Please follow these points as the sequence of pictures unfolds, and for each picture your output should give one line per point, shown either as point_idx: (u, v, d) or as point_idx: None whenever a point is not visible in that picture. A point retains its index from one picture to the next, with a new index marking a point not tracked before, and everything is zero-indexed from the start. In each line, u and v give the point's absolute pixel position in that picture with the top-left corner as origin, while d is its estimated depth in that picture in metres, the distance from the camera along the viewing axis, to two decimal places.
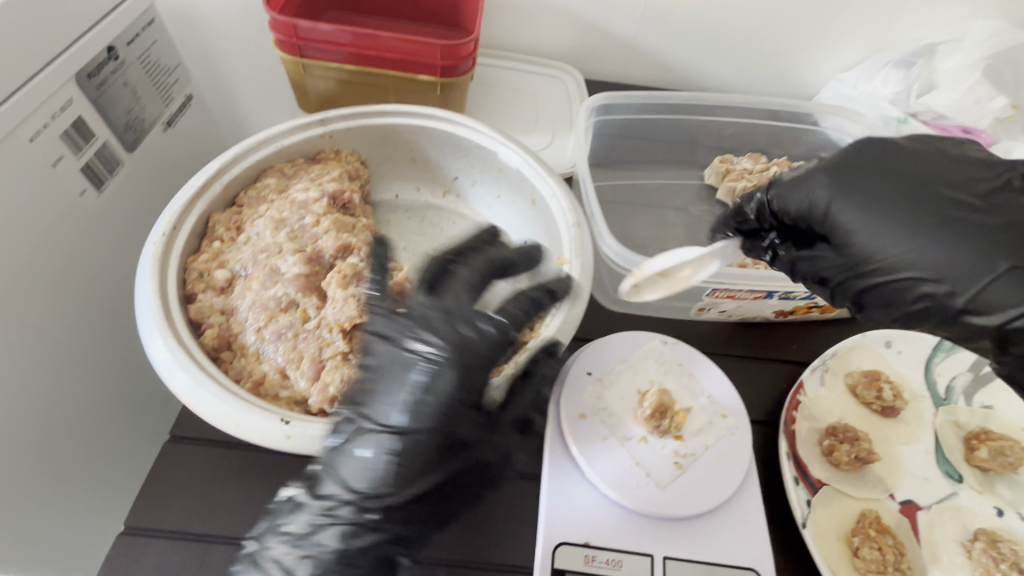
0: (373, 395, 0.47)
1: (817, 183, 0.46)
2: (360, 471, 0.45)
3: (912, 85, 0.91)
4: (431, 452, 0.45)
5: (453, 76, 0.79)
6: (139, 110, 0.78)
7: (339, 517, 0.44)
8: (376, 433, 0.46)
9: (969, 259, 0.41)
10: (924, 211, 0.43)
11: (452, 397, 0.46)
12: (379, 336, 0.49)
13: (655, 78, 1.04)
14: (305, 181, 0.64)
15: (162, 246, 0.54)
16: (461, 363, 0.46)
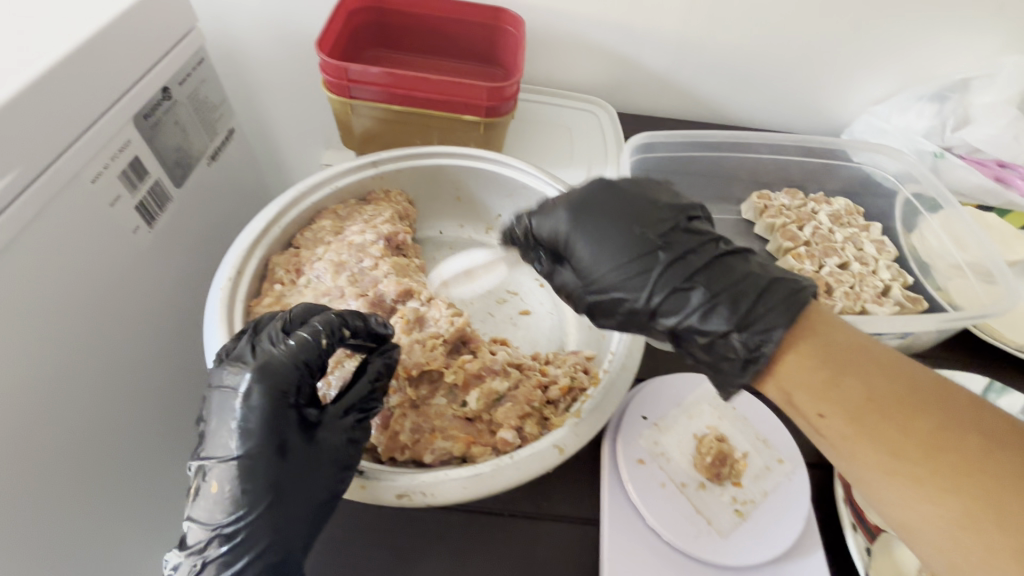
0: (204, 437, 0.41)
1: (564, 208, 0.48)
2: (215, 506, 0.39)
3: (946, 119, 0.93)
4: (271, 457, 0.40)
5: (496, 116, 0.80)
6: (186, 146, 0.81)
7: (217, 554, 0.39)
8: (217, 466, 0.40)
9: (660, 287, 0.44)
10: (641, 241, 0.45)
11: (272, 401, 0.40)
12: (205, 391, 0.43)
13: (686, 111, 1.05)
14: (360, 223, 0.66)
15: (228, 290, 0.56)
16: (262, 374, 0.40)
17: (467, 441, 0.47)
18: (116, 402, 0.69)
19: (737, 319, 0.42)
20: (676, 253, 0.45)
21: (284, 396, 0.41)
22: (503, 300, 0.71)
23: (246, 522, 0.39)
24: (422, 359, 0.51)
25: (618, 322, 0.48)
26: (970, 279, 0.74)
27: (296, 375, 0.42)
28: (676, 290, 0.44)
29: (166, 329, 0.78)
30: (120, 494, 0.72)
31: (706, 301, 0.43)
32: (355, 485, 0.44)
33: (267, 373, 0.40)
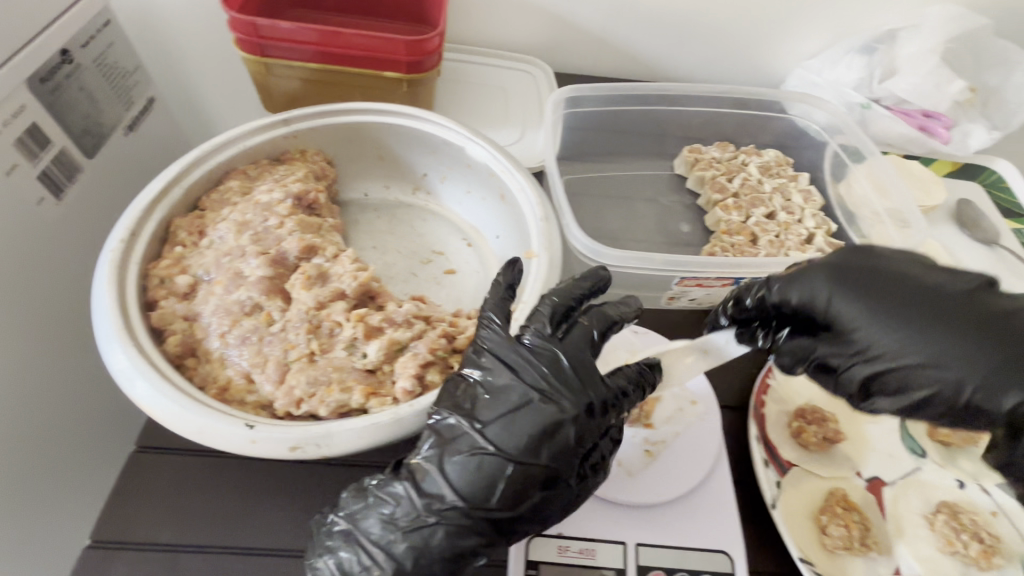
0: (485, 410, 0.43)
1: (815, 278, 0.46)
2: (456, 479, 0.41)
3: (874, 70, 0.91)
4: (536, 478, 0.41)
5: (419, 72, 0.76)
6: (97, 114, 0.72)
7: (416, 511, 0.41)
8: (485, 455, 0.41)
9: (940, 345, 0.41)
10: (900, 302, 0.43)
11: (566, 427, 0.42)
12: (501, 360, 0.45)
13: (625, 69, 1.01)
14: (270, 183, 0.63)
15: (120, 252, 0.53)
16: (590, 412, 0.43)
17: (366, 392, 0.47)
18: (31, 400, 0.63)
19: (1005, 377, 0.39)
20: (997, 306, 0.42)
21: (566, 440, 0.42)
22: (428, 261, 0.71)
23: (461, 511, 0.41)
24: (329, 297, 0.51)
25: (889, 395, 0.43)
26: (885, 224, 0.75)
27: (597, 426, 0.43)
28: (969, 329, 0.41)
29: (90, 318, 0.72)
30: (54, 490, 0.66)
31: (984, 365, 0.39)
32: (246, 440, 0.43)
33: (586, 409, 0.43)
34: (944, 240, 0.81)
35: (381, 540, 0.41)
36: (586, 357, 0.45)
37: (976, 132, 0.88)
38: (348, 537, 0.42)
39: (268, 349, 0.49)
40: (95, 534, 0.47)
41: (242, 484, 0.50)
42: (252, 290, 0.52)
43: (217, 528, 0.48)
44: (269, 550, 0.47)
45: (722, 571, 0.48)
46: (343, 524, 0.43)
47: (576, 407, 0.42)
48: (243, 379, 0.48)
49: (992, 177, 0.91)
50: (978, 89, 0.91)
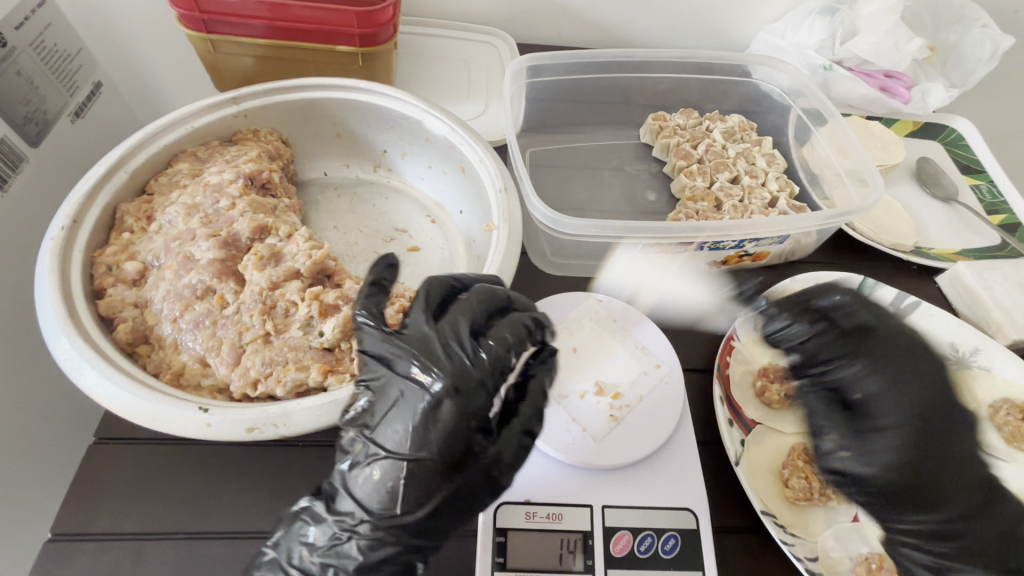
0: (374, 413, 0.41)
1: (896, 358, 0.52)
2: (371, 492, 0.39)
3: (836, 31, 0.89)
4: (432, 471, 0.39)
5: (374, 45, 0.73)
6: (38, 100, 0.67)
7: (331, 531, 0.40)
8: (377, 458, 0.39)
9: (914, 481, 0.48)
10: (928, 432, 0.49)
11: (452, 420, 0.39)
12: (377, 358, 0.42)
13: (588, 37, 0.98)
14: (220, 163, 0.61)
15: (61, 241, 0.50)
16: (464, 388, 0.40)
17: (323, 370, 0.47)
18: None
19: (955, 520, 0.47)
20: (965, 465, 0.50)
21: (444, 423, 0.39)
22: (391, 239, 0.70)
23: (371, 523, 0.39)
24: (279, 278, 0.51)
25: (837, 469, 0.51)
26: (846, 184, 0.76)
27: (484, 398, 0.40)
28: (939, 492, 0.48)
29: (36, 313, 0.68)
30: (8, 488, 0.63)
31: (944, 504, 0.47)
32: (199, 424, 0.42)
33: (456, 386, 0.40)
34: (904, 199, 0.82)
35: (303, 565, 0.40)
36: (459, 333, 0.41)
37: (934, 91, 0.89)
38: (278, 566, 0.41)
39: (221, 332, 0.49)
40: (54, 528, 0.47)
41: (206, 469, 0.50)
42: (203, 274, 0.51)
43: (181, 515, 0.47)
44: (238, 532, 0.47)
45: (688, 527, 0.49)
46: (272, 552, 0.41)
47: (447, 386, 0.39)
48: (197, 363, 0.48)
49: (952, 135, 0.92)
50: (936, 48, 0.91)
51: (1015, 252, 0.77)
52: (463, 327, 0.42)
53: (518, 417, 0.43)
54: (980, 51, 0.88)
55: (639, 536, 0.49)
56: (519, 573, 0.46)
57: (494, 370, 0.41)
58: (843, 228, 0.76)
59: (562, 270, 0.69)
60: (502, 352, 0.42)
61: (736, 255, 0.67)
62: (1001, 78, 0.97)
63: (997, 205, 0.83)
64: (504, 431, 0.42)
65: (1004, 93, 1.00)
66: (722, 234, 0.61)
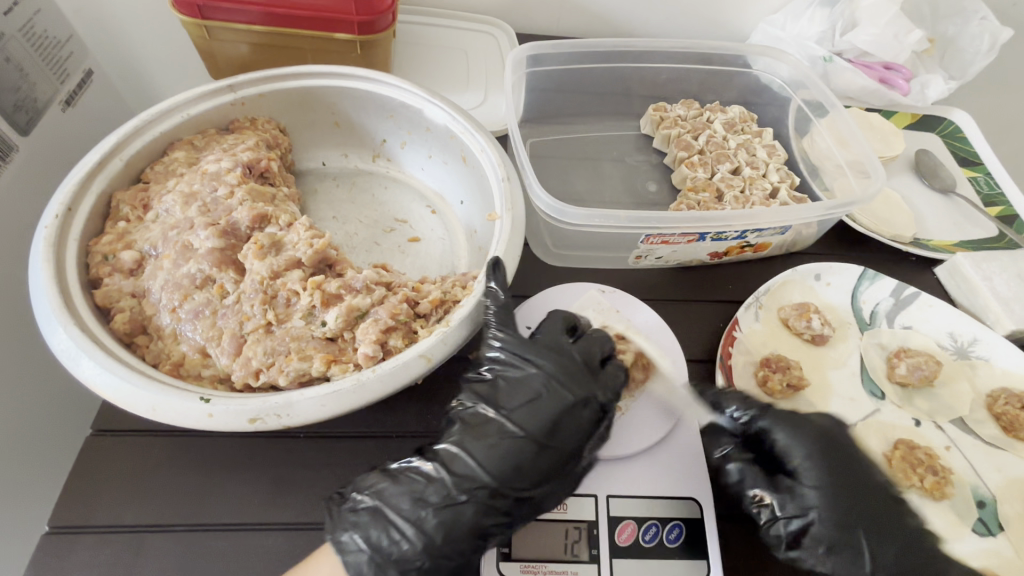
0: (507, 399, 0.48)
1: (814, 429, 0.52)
2: (497, 466, 0.45)
3: (836, 22, 0.88)
4: (557, 459, 0.46)
5: (372, 33, 0.71)
6: (27, 88, 0.65)
7: (447, 490, 0.43)
8: (506, 436, 0.46)
9: (863, 517, 0.47)
10: (853, 475, 0.49)
11: (587, 422, 0.48)
12: (517, 354, 0.49)
13: (588, 28, 0.97)
14: (217, 152, 0.60)
15: (56, 229, 0.49)
16: (597, 404, 0.49)
17: (327, 360, 0.46)
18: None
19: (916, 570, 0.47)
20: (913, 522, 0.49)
21: (581, 419, 0.48)
22: (391, 229, 0.69)
23: (488, 491, 0.44)
24: (280, 267, 0.50)
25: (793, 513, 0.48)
26: (847, 175, 0.76)
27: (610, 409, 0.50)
28: (892, 536, 0.47)
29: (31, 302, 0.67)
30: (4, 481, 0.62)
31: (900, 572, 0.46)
32: (201, 414, 0.41)
33: (591, 398, 0.49)
34: (903, 191, 0.82)
35: (411, 516, 0.42)
36: (594, 358, 0.51)
37: (933, 83, 0.89)
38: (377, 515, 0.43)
39: (222, 322, 0.48)
40: (52, 520, 0.46)
41: (207, 460, 0.49)
42: (202, 263, 0.50)
43: (182, 508, 0.47)
44: (239, 524, 0.47)
45: (692, 517, 0.49)
46: (371, 500, 0.43)
47: (584, 395, 0.48)
48: (197, 353, 0.47)
49: (950, 128, 0.92)
50: (935, 40, 0.91)
51: (1012, 244, 0.77)
52: (597, 351, 0.52)
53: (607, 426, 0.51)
54: (979, 43, 0.88)
55: (644, 526, 0.49)
56: (524, 563, 0.46)
57: (614, 393, 0.50)
58: (843, 220, 0.76)
59: (563, 261, 0.68)
60: (620, 378, 0.52)
61: (737, 246, 0.67)
62: (999, 69, 0.97)
63: (994, 197, 0.84)
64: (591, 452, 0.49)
65: (1001, 86, 1.01)
66: (725, 225, 0.61)
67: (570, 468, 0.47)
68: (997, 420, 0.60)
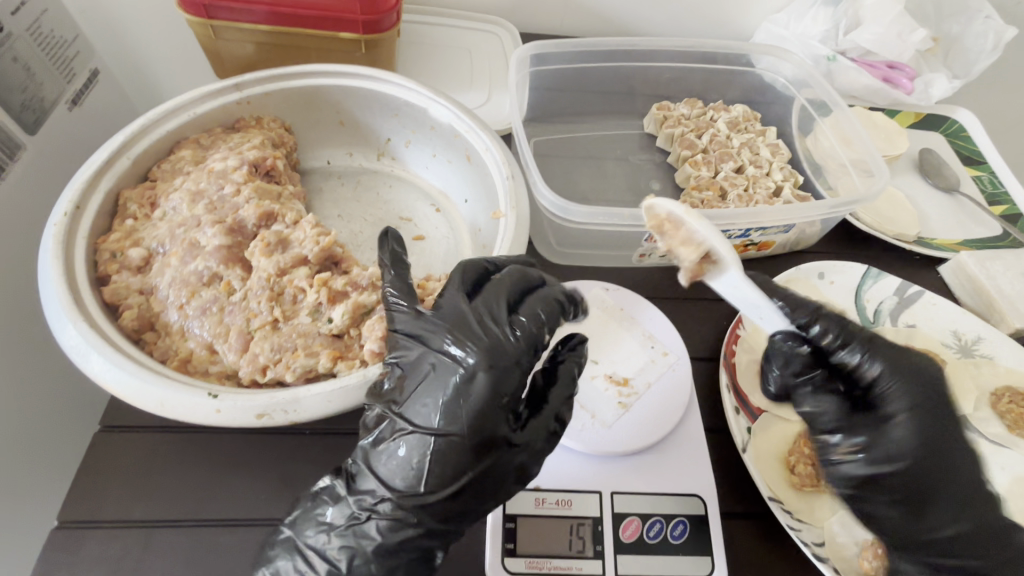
0: (403, 389, 0.41)
1: (918, 372, 0.48)
2: (398, 471, 0.39)
3: (839, 21, 0.88)
4: (459, 449, 0.39)
5: (377, 32, 0.71)
6: (35, 87, 0.66)
7: (350, 509, 0.41)
8: (407, 435, 0.40)
9: (928, 467, 0.45)
10: (940, 424, 0.47)
11: (487, 396, 0.39)
12: (407, 334, 0.43)
13: (591, 27, 0.97)
14: (223, 150, 0.60)
15: (64, 226, 0.50)
16: (497, 362, 0.40)
17: (333, 356, 0.47)
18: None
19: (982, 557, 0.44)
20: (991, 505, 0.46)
21: (481, 398, 0.39)
22: (396, 227, 0.70)
23: (394, 503, 0.40)
24: (287, 264, 0.51)
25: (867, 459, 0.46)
26: (851, 174, 0.76)
27: (518, 377, 0.41)
28: (950, 485, 0.45)
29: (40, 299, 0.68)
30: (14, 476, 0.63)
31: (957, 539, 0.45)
32: (209, 410, 0.42)
33: (491, 359, 0.40)
34: (907, 189, 0.82)
35: (316, 543, 0.41)
36: (495, 311, 0.42)
37: (938, 81, 0.89)
38: (292, 547, 0.41)
39: (229, 318, 0.48)
40: (61, 515, 0.46)
41: (214, 456, 0.50)
42: (209, 260, 0.50)
43: (188, 503, 0.47)
44: (246, 518, 0.47)
45: (696, 513, 0.49)
46: (287, 531, 0.42)
47: (480, 359, 0.40)
48: (204, 349, 0.48)
49: (954, 126, 0.92)
50: (939, 39, 0.91)
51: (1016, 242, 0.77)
52: (501, 303, 0.43)
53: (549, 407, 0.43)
54: (983, 41, 0.88)
55: (648, 522, 0.49)
56: (529, 558, 0.47)
57: (527, 345, 0.42)
58: (847, 218, 0.76)
59: (567, 259, 0.68)
60: (533, 327, 0.42)
61: (741, 244, 0.67)
62: (1003, 68, 0.97)
63: (998, 195, 0.84)
64: (532, 420, 0.42)
65: (1005, 84, 1.01)
66: (728, 223, 0.61)
67: (495, 455, 0.40)
68: (1001, 418, 0.60)
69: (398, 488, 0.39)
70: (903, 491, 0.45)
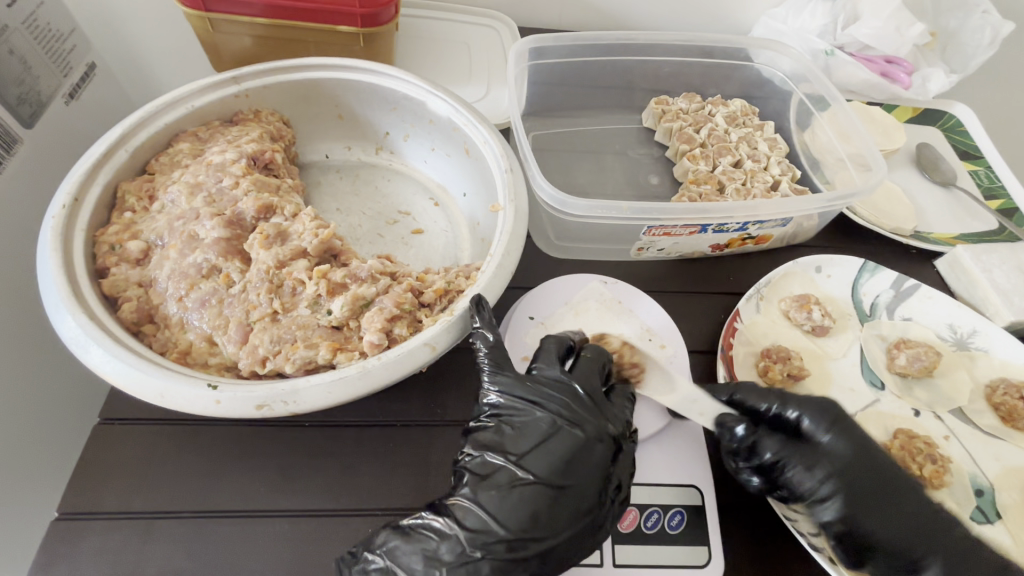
0: (516, 443, 0.45)
1: (833, 435, 0.51)
2: (517, 517, 0.42)
3: (838, 15, 0.88)
4: (574, 502, 0.43)
5: (375, 25, 0.71)
6: (32, 80, 0.66)
7: (462, 547, 0.41)
8: (527, 484, 0.43)
9: (886, 537, 0.47)
10: (879, 495, 0.48)
11: (597, 460, 0.45)
12: (520, 399, 0.47)
13: (589, 21, 0.96)
14: (222, 144, 0.60)
15: (63, 219, 0.50)
16: (608, 435, 0.47)
17: (332, 348, 0.47)
18: None
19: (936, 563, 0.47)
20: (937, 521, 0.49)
21: (592, 458, 0.45)
22: (394, 221, 0.70)
23: (507, 544, 0.41)
24: (286, 257, 0.51)
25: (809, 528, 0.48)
26: (848, 168, 0.76)
27: (617, 444, 0.47)
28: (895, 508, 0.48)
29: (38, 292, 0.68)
30: (15, 468, 0.63)
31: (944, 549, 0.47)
32: (209, 401, 0.42)
33: (603, 432, 0.47)
34: (904, 184, 0.83)
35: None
36: (598, 390, 0.50)
37: (935, 76, 0.89)
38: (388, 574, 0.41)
39: (228, 311, 0.49)
40: (61, 506, 0.46)
41: (213, 448, 0.50)
42: (208, 253, 0.50)
43: (189, 495, 0.47)
44: (246, 510, 0.47)
45: (692, 503, 0.50)
46: (381, 559, 0.41)
47: (596, 431, 0.46)
48: (204, 341, 0.48)
49: (950, 121, 0.92)
50: (937, 33, 0.91)
51: (1012, 236, 0.78)
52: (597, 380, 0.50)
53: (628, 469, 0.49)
54: (980, 36, 0.88)
55: (645, 512, 0.49)
56: None
57: (624, 423, 0.49)
58: (843, 212, 0.77)
59: (565, 253, 0.69)
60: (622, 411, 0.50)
61: (739, 238, 0.68)
62: (999, 63, 0.98)
63: (994, 190, 0.84)
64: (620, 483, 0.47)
65: (1002, 79, 1.01)
66: (726, 216, 0.62)
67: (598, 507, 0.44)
68: (995, 410, 0.60)
69: (513, 534, 0.41)
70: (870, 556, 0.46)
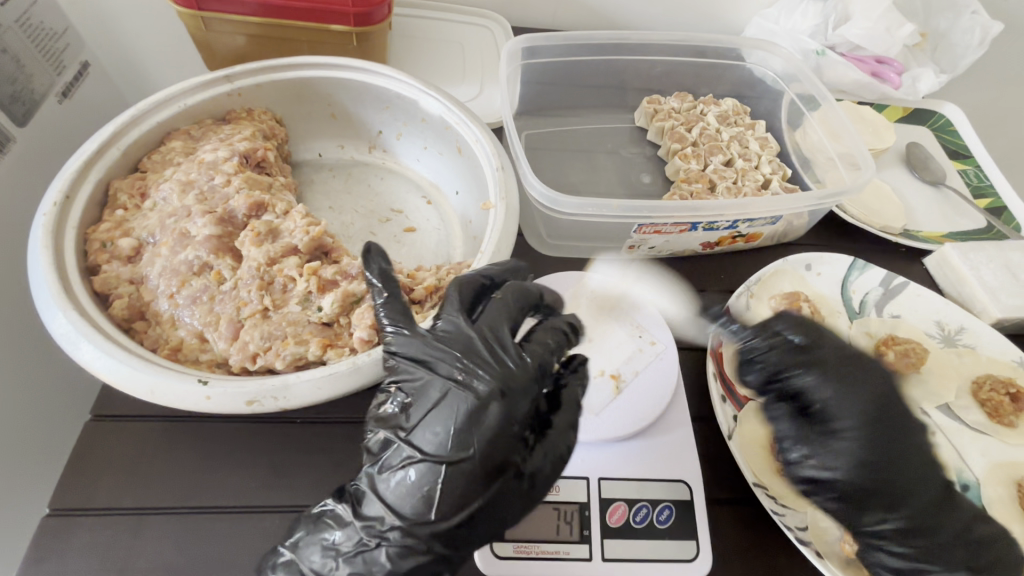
0: (409, 416, 0.41)
1: (856, 411, 0.49)
2: (409, 497, 0.39)
3: (829, 16, 0.89)
4: (471, 475, 0.39)
5: (369, 25, 0.71)
6: (24, 79, 0.65)
7: (357, 536, 0.40)
8: (413, 462, 0.39)
9: (894, 482, 0.47)
10: (891, 471, 0.47)
11: (497, 424, 0.39)
12: (412, 360, 0.43)
13: (583, 21, 0.97)
14: (214, 142, 0.60)
15: (54, 216, 0.50)
16: (512, 389, 0.40)
17: (323, 344, 0.47)
18: None
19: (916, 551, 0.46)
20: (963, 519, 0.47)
21: (487, 426, 0.39)
22: (387, 220, 0.70)
23: (402, 530, 0.39)
24: (278, 254, 0.51)
25: (819, 463, 0.49)
26: (838, 167, 0.76)
27: (528, 403, 0.41)
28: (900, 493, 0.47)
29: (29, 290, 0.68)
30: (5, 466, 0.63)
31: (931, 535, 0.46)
32: (199, 396, 0.42)
33: (499, 390, 0.40)
34: (894, 183, 0.83)
35: (321, 568, 0.40)
36: (504, 336, 0.43)
37: (925, 76, 0.90)
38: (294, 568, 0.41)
39: (219, 307, 0.49)
40: (52, 503, 0.47)
41: (205, 444, 0.50)
42: (199, 250, 0.50)
43: (180, 490, 0.48)
44: (237, 506, 0.47)
45: (681, 498, 0.50)
46: (288, 554, 0.42)
47: (491, 390, 0.40)
48: (195, 338, 0.48)
49: (941, 121, 0.93)
50: (927, 34, 0.92)
51: (1000, 235, 0.79)
52: (503, 328, 0.44)
53: (553, 429, 0.43)
54: (970, 37, 0.89)
55: (635, 507, 0.50)
56: (517, 543, 0.47)
57: (538, 368, 0.43)
58: (834, 211, 0.77)
59: (557, 251, 0.69)
60: (542, 355, 0.44)
61: (729, 237, 0.68)
62: (989, 64, 0.99)
63: (983, 189, 0.85)
64: (540, 445, 0.42)
65: (991, 79, 1.02)
66: (716, 214, 0.62)
67: (506, 474, 0.40)
68: (982, 406, 0.61)
69: (409, 516, 0.39)
70: (864, 505, 0.47)
